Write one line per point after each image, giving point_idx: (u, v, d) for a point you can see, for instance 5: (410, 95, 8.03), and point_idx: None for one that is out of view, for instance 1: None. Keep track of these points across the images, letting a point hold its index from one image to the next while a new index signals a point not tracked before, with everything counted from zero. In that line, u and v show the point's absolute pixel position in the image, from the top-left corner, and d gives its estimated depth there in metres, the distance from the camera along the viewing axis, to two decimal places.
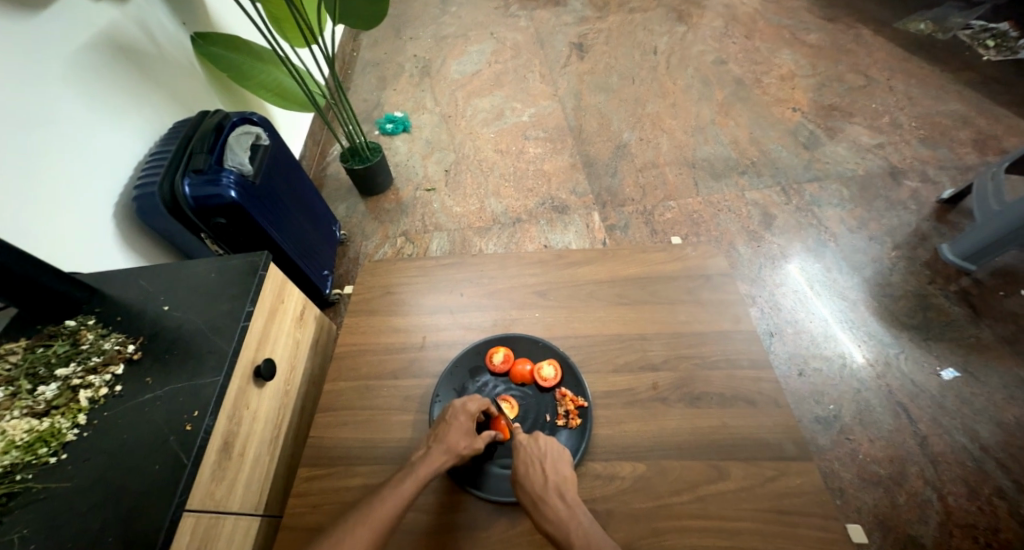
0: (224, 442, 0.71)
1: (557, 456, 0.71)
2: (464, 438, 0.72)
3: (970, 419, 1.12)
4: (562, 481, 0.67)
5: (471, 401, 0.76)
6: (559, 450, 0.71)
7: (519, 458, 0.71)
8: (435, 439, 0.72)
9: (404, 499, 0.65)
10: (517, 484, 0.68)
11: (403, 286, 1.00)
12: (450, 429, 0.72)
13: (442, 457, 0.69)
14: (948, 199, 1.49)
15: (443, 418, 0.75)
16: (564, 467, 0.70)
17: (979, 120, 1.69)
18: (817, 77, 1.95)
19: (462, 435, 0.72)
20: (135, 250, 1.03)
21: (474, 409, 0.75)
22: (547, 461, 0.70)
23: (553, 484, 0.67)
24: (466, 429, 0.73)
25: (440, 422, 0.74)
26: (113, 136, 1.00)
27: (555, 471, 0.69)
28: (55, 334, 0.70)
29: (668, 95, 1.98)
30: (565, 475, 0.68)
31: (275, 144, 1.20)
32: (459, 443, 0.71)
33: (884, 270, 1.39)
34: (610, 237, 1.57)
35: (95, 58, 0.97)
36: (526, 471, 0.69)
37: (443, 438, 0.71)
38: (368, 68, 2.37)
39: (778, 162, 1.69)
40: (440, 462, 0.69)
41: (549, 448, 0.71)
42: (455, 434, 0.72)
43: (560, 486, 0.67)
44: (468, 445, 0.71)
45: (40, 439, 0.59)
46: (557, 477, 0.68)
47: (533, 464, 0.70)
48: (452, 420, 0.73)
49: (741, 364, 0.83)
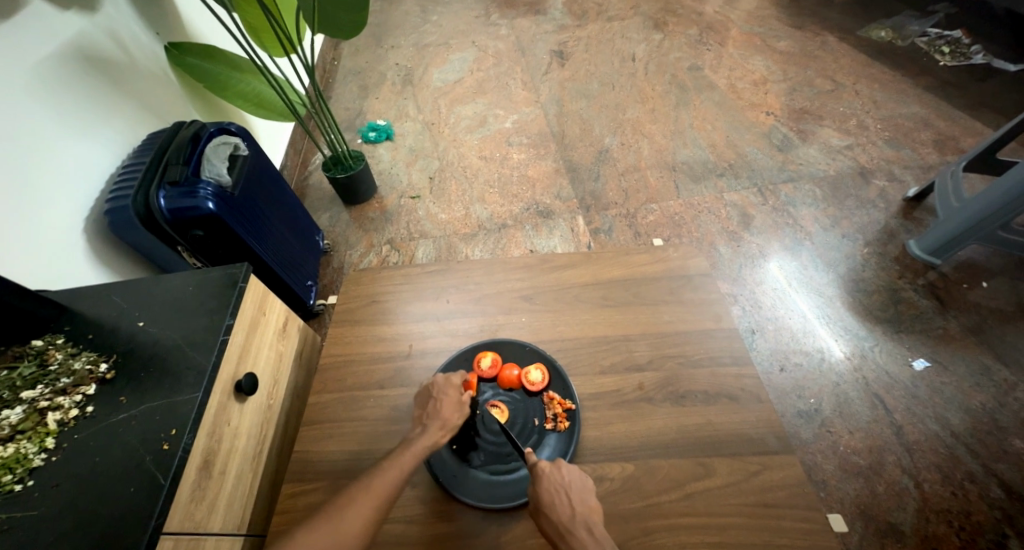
0: (203, 460, 0.69)
1: (582, 485, 0.66)
2: (455, 409, 0.74)
3: (941, 407, 1.16)
4: (589, 512, 0.63)
5: (453, 375, 0.78)
6: (582, 479, 0.67)
7: (542, 485, 0.66)
8: (427, 417, 0.73)
9: (406, 468, 0.65)
10: (541, 514, 0.63)
11: (387, 295, 1.00)
12: (440, 405, 0.74)
13: (439, 433, 0.71)
14: (913, 197, 1.55)
15: (429, 396, 0.76)
16: (589, 498, 0.66)
17: (939, 121, 1.77)
18: (789, 82, 2.02)
19: (452, 407, 0.74)
20: (107, 266, 1.00)
21: (457, 381, 0.77)
22: (573, 491, 0.65)
23: (581, 516, 0.62)
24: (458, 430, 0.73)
25: (428, 400, 0.75)
26: (83, 149, 0.97)
27: (581, 501, 0.65)
28: (21, 355, 0.68)
29: (647, 101, 2.03)
30: (590, 506, 0.64)
31: (254, 154, 1.19)
32: (451, 417, 0.73)
33: (858, 267, 1.44)
34: (595, 240, 1.59)
35: (64, 70, 0.95)
36: (552, 500, 0.64)
37: (436, 414, 0.73)
38: (348, 77, 2.36)
39: (754, 164, 1.74)
40: (436, 436, 0.70)
41: (572, 476, 0.67)
42: (446, 409, 0.73)
43: (588, 518, 0.62)
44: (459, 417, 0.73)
45: (4, 466, 0.57)
46: (584, 508, 0.63)
47: (558, 492, 0.65)
48: (441, 396, 0.75)
49: (724, 361, 0.84)
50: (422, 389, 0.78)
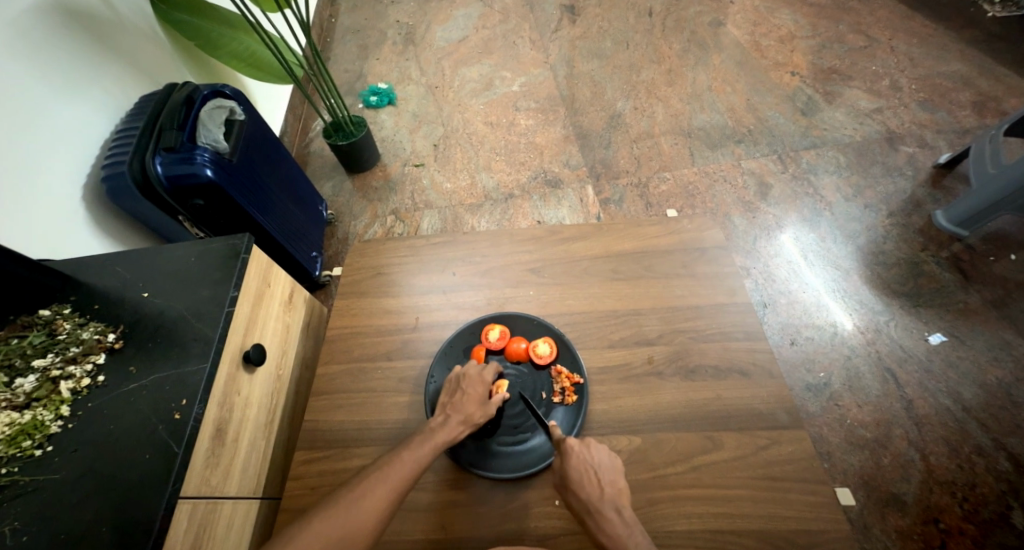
0: (216, 429, 0.70)
1: (610, 465, 0.66)
2: (479, 407, 0.72)
3: (955, 382, 1.14)
4: (618, 494, 0.63)
5: (486, 370, 0.75)
6: (611, 460, 0.67)
7: (570, 464, 0.66)
8: (451, 408, 0.71)
9: (422, 462, 0.65)
10: (570, 491, 0.64)
11: (393, 267, 0.98)
12: (466, 399, 0.72)
13: (458, 428, 0.70)
14: (944, 164, 1.47)
15: (458, 387, 0.74)
16: (618, 478, 0.65)
17: (979, 81, 1.65)
18: (817, 38, 1.89)
19: (477, 407, 0.72)
20: (107, 234, 0.99)
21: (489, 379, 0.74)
22: (601, 472, 0.65)
23: (610, 497, 0.63)
24: (473, 407, 0.72)
25: (453, 389, 0.74)
26: (72, 111, 0.94)
27: (610, 481, 0.65)
28: (29, 324, 0.67)
29: (663, 61, 1.91)
30: (619, 487, 0.64)
31: (251, 119, 1.15)
32: (474, 414, 0.71)
33: (878, 239, 1.39)
34: (604, 211, 1.55)
35: (46, 26, 0.90)
36: (581, 478, 0.64)
37: (459, 406, 0.71)
38: (348, 36, 2.25)
39: (775, 129, 1.66)
40: (455, 430, 0.69)
41: (601, 456, 0.67)
42: (470, 404, 0.72)
43: (616, 499, 0.63)
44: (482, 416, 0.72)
45: (23, 432, 0.57)
46: (612, 489, 0.64)
47: (587, 471, 0.65)
48: (469, 390, 0.73)
49: (736, 337, 0.82)
50: (453, 377, 0.75)
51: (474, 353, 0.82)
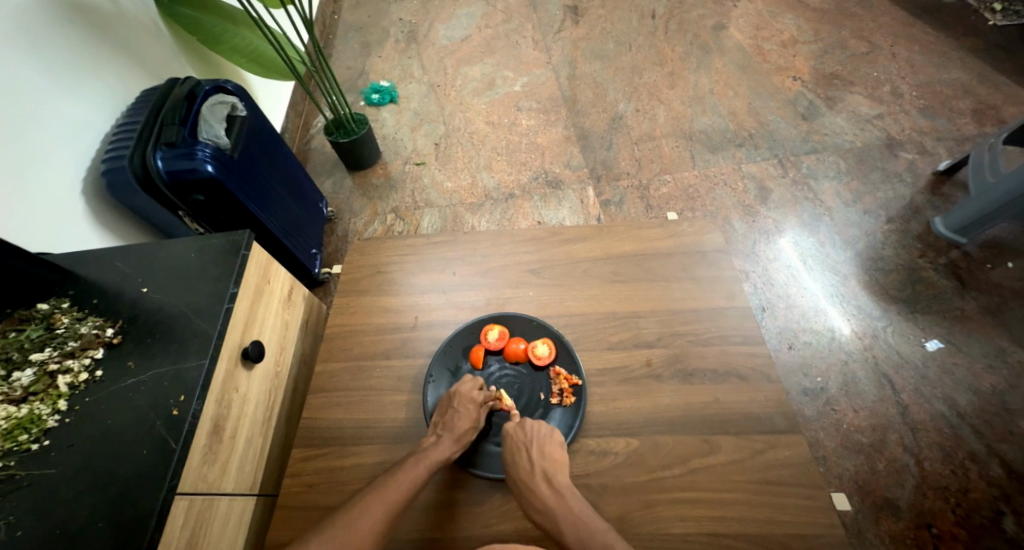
0: (213, 425, 0.70)
1: (545, 437, 0.71)
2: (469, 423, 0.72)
3: (951, 388, 1.15)
4: (550, 465, 0.67)
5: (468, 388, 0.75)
6: (549, 433, 0.71)
7: (507, 444, 0.71)
8: (442, 427, 0.71)
9: (417, 480, 0.65)
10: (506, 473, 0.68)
11: (393, 265, 0.98)
12: (457, 415, 0.72)
13: (451, 445, 0.69)
14: (944, 171, 1.48)
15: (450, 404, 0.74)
16: (554, 449, 0.70)
17: (980, 88, 1.66)
18: (819, 43, 1.89)
19: (468, 421, 0.72)
20: (108, 227, 0.99)
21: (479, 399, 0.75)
22: (534, 446, 0.69)
23: (540, 468, 0.66)
24: (468, 420, 0.72)
25: (443, 410, 0.73)
26: (71, 102, 0.93)
27: (542, 454, 0.68)
28: (28, 318, 0.67)
29: (665, 63, 1.92)
30: (553, 458, 0.68)
31: (253, 115, 1.14)
32: (466, 432, 0.71)
33: (877, 244, 1.39)
34: (604, 213, 1.55)
35: (47, 18, 0.89)
36: (514, 457, 0.69)
37: (450, 424, 0.71)
38: (350, 33, 2.25)
39: (776, 134, 1.66)
40: (449, 450, 0.69)
41: (535, 431, 0.71)
42: (461, 422, 0.71)
43: (547, 469, 0.66)
44: (472, 430, 0.72)
45: (20, 426, 0.57)
46: (544, 460, 0.68)
47: (519, 450, 0.69)
48: (461, 408, 0.73)
49: (735, 340, 0.83)
50: (446, 396, 0.75)
51: (472, 354, 0.83)
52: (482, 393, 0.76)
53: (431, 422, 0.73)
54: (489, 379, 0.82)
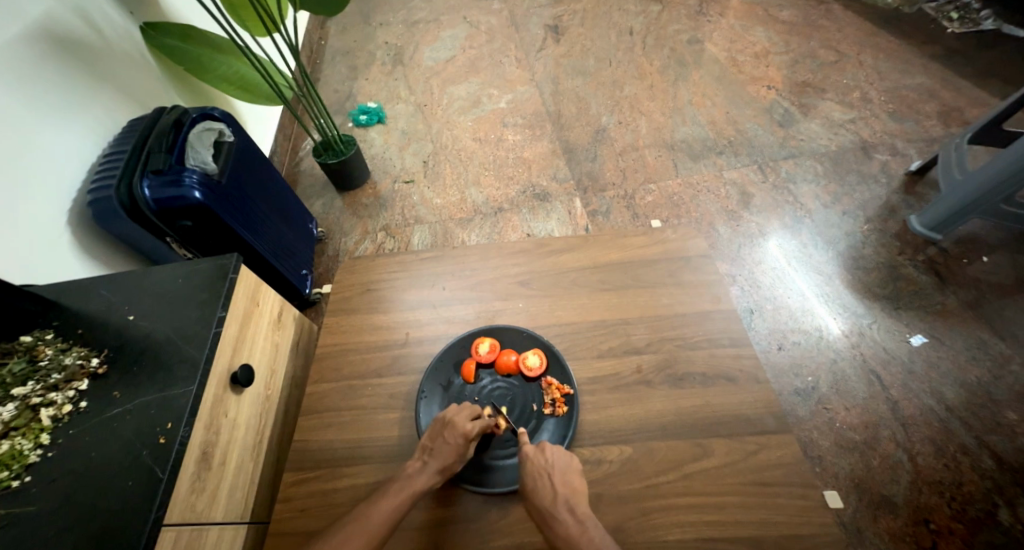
0: (202, 452, 0.69)
1: (565, 465, 0.68)
2: (455, 455, 0.69)
3: (937, 382, 1.17)
4: (571, 493, 0.64)
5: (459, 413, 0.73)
6: (568, 461, 0.68)
7: (526, 471, 0.68)
8: (428, 452, 0.70)
9: (397, 512, 0.64)
10: (528, 501, 0.65)
11: (383, 283, 0.99)
12: (445, 446, 0.70)
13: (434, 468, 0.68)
14: (916, 171, 1.53)
15: (440, 432, 0.71)
16: (575, 478, 0.67)
17: (945, 92, 1.73)
18: (790, 54, 1.96)
19: (455, 455, 0.69)
20: (94, 257, 0.99)
21: (473, 432, 0.71)
22: (555, 474, 0.66)
23: (563, 498, 0.63)
24: (456, 453, 0.70)
25: (432, 433, 0.72)
26: (57, 135, 0.94)
27: (563, 483, 0.66)
28: (11, 351, 0.66)
29: (645, 77, 1.97)
30: (574, 487, 0.65)
31: (240, 140, 1.16)
32: (451, 463, 0.69)
33: (857, 244, 1.43)
34: (592, 223, 1.57)
35: (31, 53, 0.90)
36: (534, 484, 0.66)
37: (437, 454, 0.69)
38: (337, 57, 2.29)
39: (754, 140, 1.71)
40: (433, 478, 0.68)
41: (555, 458, 0.68)
42: (447, 455, 0.69)
43: (570, 499, 0.63)
44: (458, 463, 0.70)
45: (0, 462, 0.56)
46: (566, 489, 0.65)
47: (541, 476, 0.67)
48: (449, 440, 0.70)
49: (723, 343, 0.84)
50: (438, 421, 0.73)
51: (464, 369, 0.83)
52: (476, 425, 0.72)
53: (420, 445, 0.72)
54: (481, 394, 0.82)
